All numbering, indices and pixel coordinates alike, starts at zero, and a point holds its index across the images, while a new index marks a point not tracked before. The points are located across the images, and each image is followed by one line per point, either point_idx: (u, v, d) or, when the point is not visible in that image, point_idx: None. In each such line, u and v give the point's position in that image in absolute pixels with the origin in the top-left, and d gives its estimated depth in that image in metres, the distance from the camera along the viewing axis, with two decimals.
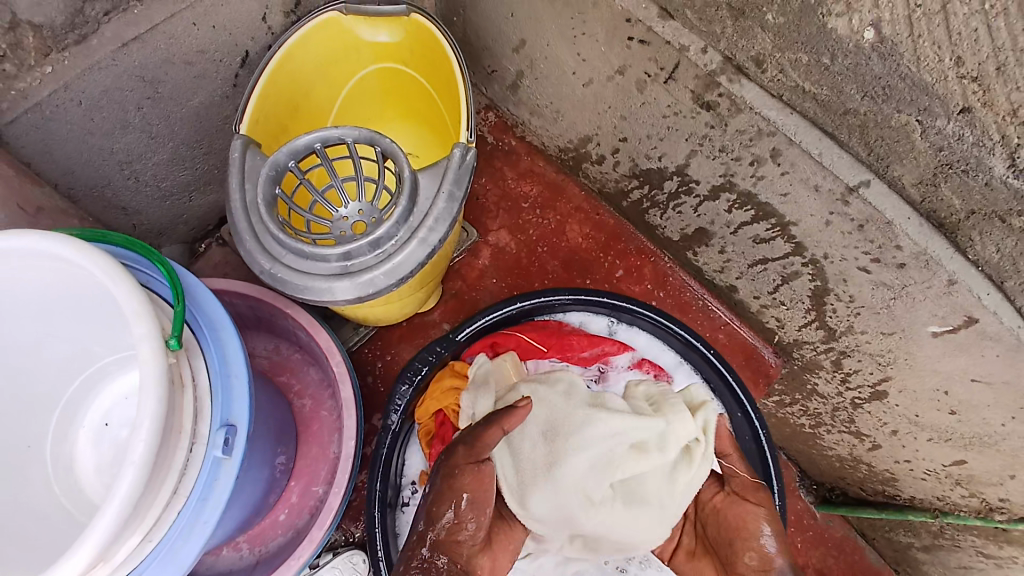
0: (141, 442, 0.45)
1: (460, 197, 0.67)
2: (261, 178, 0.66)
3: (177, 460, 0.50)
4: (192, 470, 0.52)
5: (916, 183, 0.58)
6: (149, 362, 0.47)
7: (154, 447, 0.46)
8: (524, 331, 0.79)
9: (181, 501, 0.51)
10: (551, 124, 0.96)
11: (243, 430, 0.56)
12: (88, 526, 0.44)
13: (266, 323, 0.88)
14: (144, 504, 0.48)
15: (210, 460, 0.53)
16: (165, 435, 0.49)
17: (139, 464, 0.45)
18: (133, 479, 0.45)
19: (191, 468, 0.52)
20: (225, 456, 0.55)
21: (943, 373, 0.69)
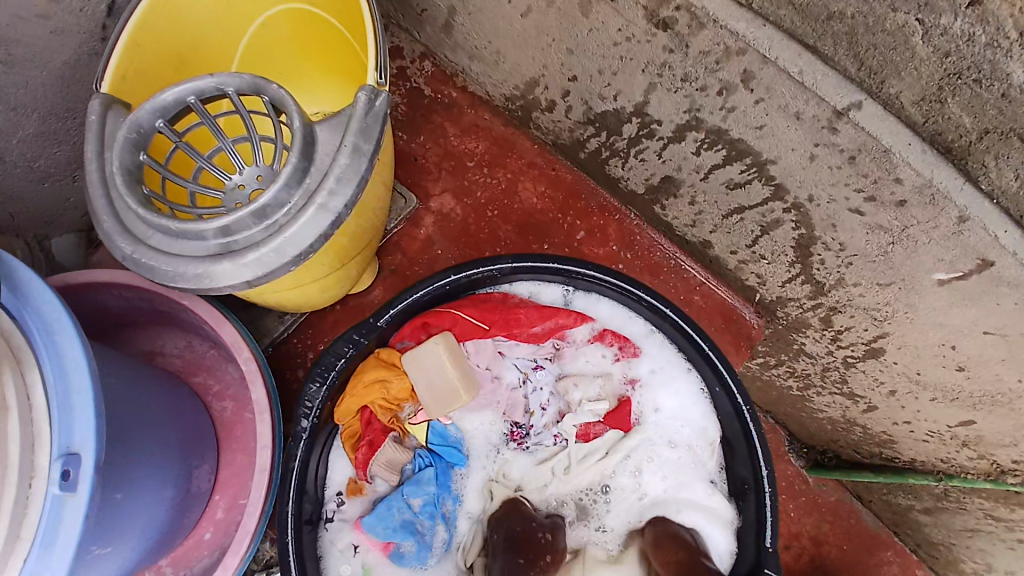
0: None
1: (367, 152, 0.54)
2: (119, 142, 0.53)
3: (1, 503, 0.40)
4: (29, 512, 0.42)
5: (917, 101, 0.48)
6: None
7: None
8: (462, 308, 0.68)
9: (17, 552, 0.41)
10: (493, 69, 0.84)
11: (97, 456, 0.45)
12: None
13: (170, 317, 0.76)
14: None
15: (51, 497, 0.43)
16: None
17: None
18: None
19: (24, 510, 0.42)
20: (69, 495, 0.43)
21: (948, 326, 0.59)
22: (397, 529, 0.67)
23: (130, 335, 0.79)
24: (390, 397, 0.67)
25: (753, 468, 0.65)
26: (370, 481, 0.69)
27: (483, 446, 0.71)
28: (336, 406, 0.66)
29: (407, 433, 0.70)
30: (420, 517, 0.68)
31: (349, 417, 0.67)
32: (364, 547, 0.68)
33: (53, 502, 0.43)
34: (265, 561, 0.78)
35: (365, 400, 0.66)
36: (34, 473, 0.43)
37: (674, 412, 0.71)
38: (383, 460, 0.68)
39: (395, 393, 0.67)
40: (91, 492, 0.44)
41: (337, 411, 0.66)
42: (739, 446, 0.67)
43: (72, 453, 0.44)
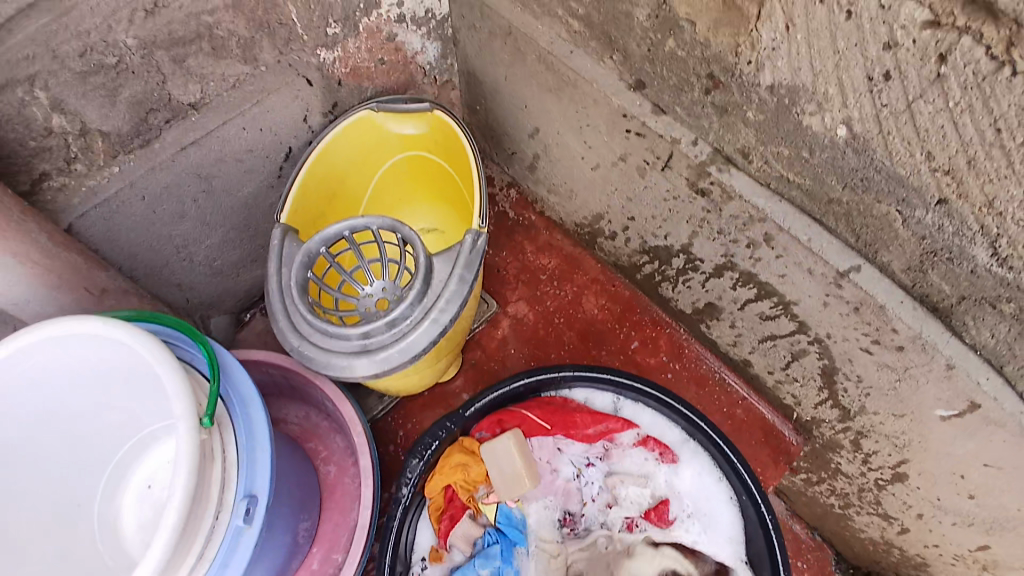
0: (173, 511, 0.52)
1: (470, 280, 0.74)
2: (296, 264, 0.74)
3: (202, 528, 0.56)
4: (216, 536, 0.58)
5: (905, 269, 0.59)
6: (184, 438, 0.55)
7: (183, 516, 0.53)
8: (528, 409, 0.81)
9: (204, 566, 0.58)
10: (566, 202, 1.01)
11: (265, 500, 0.63)
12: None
13: (298, 391, 0.95)
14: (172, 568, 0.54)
15: (233, 528, 0.60)
16: (193, 503, 0.56)
17: (171, 529, 0.52)
18: (163, 546, 0.51)
19: (215, 535, 0.58)
20: (245, 525, 0.61)
21: (956, 456, 0.67)
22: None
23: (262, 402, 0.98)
24: (468, 479, 0.78)
25: (775, 574, 0.73)
26: (448, 549, 0.80)
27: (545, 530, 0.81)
28: (426, 480, 0.79)
29: (480, 512, 0.80)
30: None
31: (435, 491, 0.79)
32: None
33: (233, 531, 0.60)
34: None
35: (451, 479, 0.78)
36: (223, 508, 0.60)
37: (707, 517, 0.78)
38: (460, 533, 0.79)
39: (473, 475, 0.78)
40: (258, 526, 0.62)
41: (426, 486, 0.79)
42: (762, 555, 0.74)
43: (250, 496, 0.62)
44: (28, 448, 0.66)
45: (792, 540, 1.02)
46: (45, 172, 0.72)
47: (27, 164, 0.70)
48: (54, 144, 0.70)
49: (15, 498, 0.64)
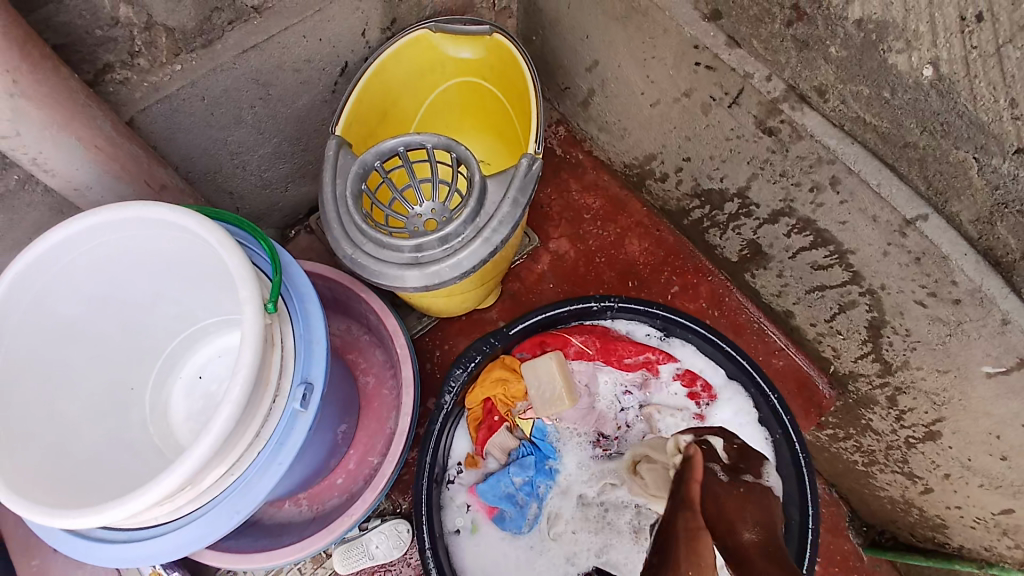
0: (237, 387, 0.55)
1: (522, 204, 0.74)
2: (351, 174, 0.76)
3: (262, 409, 0.60)
4: (273, 418, 0.62)
5: (973, 220, 0.59)
6: (251, 321, 0.57)
7: (246, 393, 0.55)
8: (572, 335, 0.86)
9: (260, 445, 0.61)
10: (618, 140, 1.00)
11: (319, 389, 0.65)
12: (186, 451, 0.54)
13: (341, 304, 0.98)
14: (231, 442, 0.57)
15: (289, 411, 0.63)
16: (256, 384, 0.58)
17: (234, 404, 0.55)
18: (226, 417, 0.54)
19: (272, 416, 0.62)
20: (301, 410, 0.64)
21: (995, 416, 0.68)
22: (502, 497, 0.83)
23: None
24: (508, 394, 0.84)
25: (801, 507, 0.75)
26: (484, 458, 0.86)
27: (575, 451, 0.86)
28: (467, 392, 0.85)
29: (517, 426, 0.86)
30: (520, 492, 0.83)
31: (475, 402, 0.85)
32: (475, 508, 0.85)
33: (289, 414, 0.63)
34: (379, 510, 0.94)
35: (491, 392, 0.84)
36: (281, 393, 0.63)
37: None
38: (497, 442, 0.85)
39: (512, 391, 0.84)
40: (313, 413, 0.65)
41: (467, 397, 0.85)
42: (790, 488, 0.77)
43: (306, 384, 0.64)
44: (93, 332, 0.69)
45: None
46: (109, 64, 0.72)
47: (91, 53, 0.71)
48: (119, 35, 0.71)
49: (86, 376, 0.68)
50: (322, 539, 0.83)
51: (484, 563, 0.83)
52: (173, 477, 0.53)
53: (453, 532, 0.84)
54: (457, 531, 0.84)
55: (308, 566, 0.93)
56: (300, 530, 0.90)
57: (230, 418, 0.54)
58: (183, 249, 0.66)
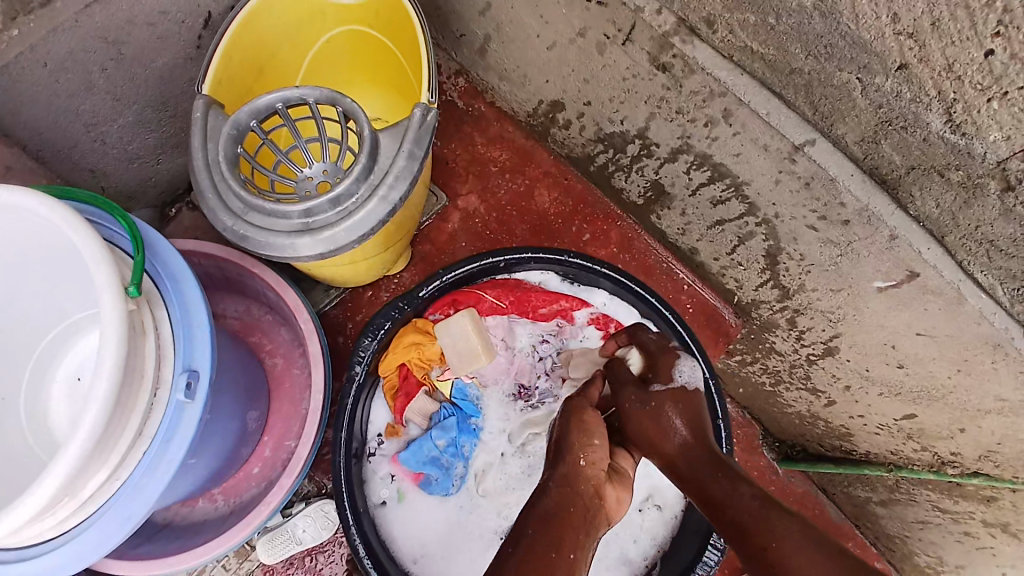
0: (104, 383, 0.49)
1: (420, 156, 0.68)
2: (224, 136, 0.69)
3: (140, 403, 0.54)
4: (156, 413, 0.56)
5: (858, 141, 0.60)
6: (111, 307, 0.51)
7: (116, 388, 0.49)
8: (485, 291, 0.83)
9: (144, 443, 0.56)
10: (519, 89, 0.97)
11: (207, 375, 0.60)
12: (54, 458, 0.48)
13: (235, 283, 0.90)
14: (109, 443, 0.52)
15: (173, 403, 0.57)
16: (128, 377, 0.52)
17: (103, 402, 0.48)
18: (95, 416, 0.48)
19: (154, 410, 0.56)
20: (188, 400, 0.58)
21: (888, 327, 0.72)
22: (426, 462, 0.81)
23: None
24: (423, 357, 0.81)
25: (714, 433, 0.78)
26: (405, 426, 0.83)
27: (498, 408, 0.85)
28: (380, 359, 0.81)
29: (436, 389, 0.84)
30: (445, 455, 0.81)
31: (390, 370, 0.82)
32: (399, 477, 0.82)
33: (174, 405, 0.57)
34: (303, 494, 0.90)
35: (405, 357, 0.81)
36: (161, 383, 0.57)
37: None
38: (416, 409, 0.82)
39: (428, 354, 0.81)
40: (201, 402, 0.59)
41: (381, 366, 0.81)
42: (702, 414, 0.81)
43: (190, 370, 0.59)
44: None
45: None
46: None
47: None
48: None
49: None
50: (241, 531, 0.77)
51: (417, 529, 0.82)
52: (45, 488, 0.47)
53: (379, 504, 0.81)
54: (383, 502, 0.82)
55: (233, 561, 0.89)
56: (215, 526, 0.84)
57: (100, 418, 0.48)
58: (29, 229, 0.58)
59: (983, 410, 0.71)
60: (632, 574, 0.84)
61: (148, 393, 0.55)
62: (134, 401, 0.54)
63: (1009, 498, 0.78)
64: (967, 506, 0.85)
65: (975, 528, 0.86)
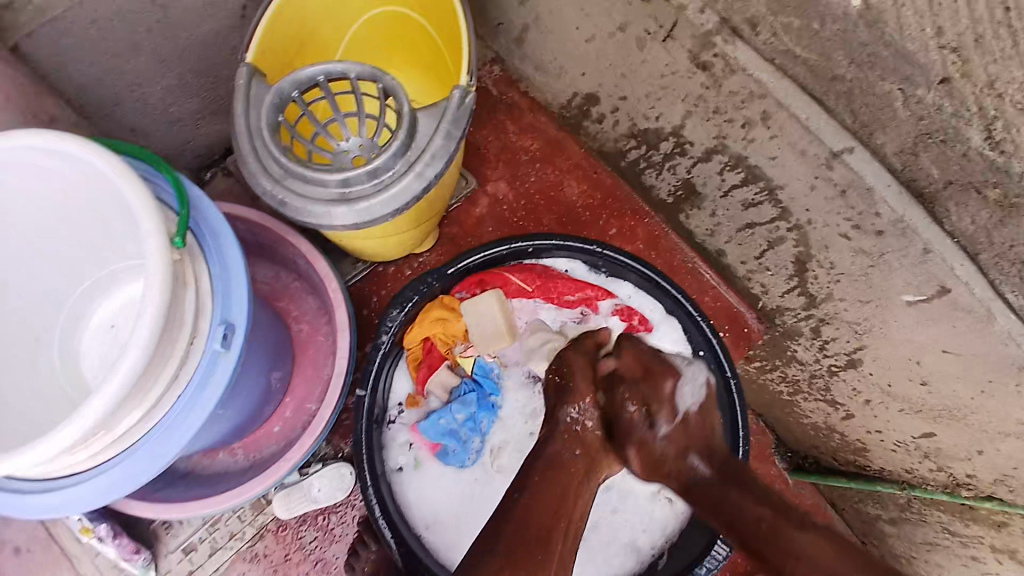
0: (145, 327, 0.50)
1: (456, 137, 0.68)
2: (266, 104, 0.69)
3: (178, 351, 0.55)
4: (192, 361, 0.57)
5: (897, 151, 0.59)
6: (155, 254, 0.52)
7: (157, 332, 0.50)
8: (512, 273, 0.84)
9: (179, 391, 0.56)
10: (553, 79, 0.96)
11: (243, 330, 0.60)
12: (94, 395, 0.49)
13: (267, 249, 0.91)
14: (145, 386, 0.53)
15: (209, 353, 0.58)
16: (168, 324, 0.53)
17: (143, 344, 0.49)
18: (136, 358, 0.49)
19: (190, 359, 0.57)
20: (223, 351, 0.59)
21: (915, 342, 0.70)
22: (444, 433, 0.82)
23: None
24: (447, 332, 0.82)
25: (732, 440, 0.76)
26: (425, 397, 0.84)
27: (519, 385, 0.85)
28: (405, 332, 0.82)
29: (458, 363, 0.84)
30: (463, 428, 0.82)
31: (414, 342, 0.83)
32: (418, 445, 0.83)
33: (209, 356, 0.58)
34: (322, 454, 0.90)
35: (430, 331, 0.81)
36: (199, 334, 0.58)
37: None
38: (438, 381, 0.83)
39: (452, 329, 0.82)
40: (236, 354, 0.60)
41: (406, 338, 0.82)
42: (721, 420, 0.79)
43: (226, 323, 0.59)
44: None
45: None
46: None
47: None
48: None
49: None
50: (262, 484, 0.79)
51: (430, 496, 0.82)
52: (84, 423, 0.48)
53: (396, 470, 0.83)
54: (399, 468, 0.83)
55: (248, 513, 0.89)
56: (236, 478, 0.85)
57: (140, 361, 0.49)
58: (73, 178, 0.58)
59: (1003, 433, 0.69)
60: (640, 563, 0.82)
61: (187, 343, 0.56)
62: (173, 350, 0.55)
63: (1020, 524, 0.77)
64: (977, 529, 0.84)
65: (982, 553, 0.85)
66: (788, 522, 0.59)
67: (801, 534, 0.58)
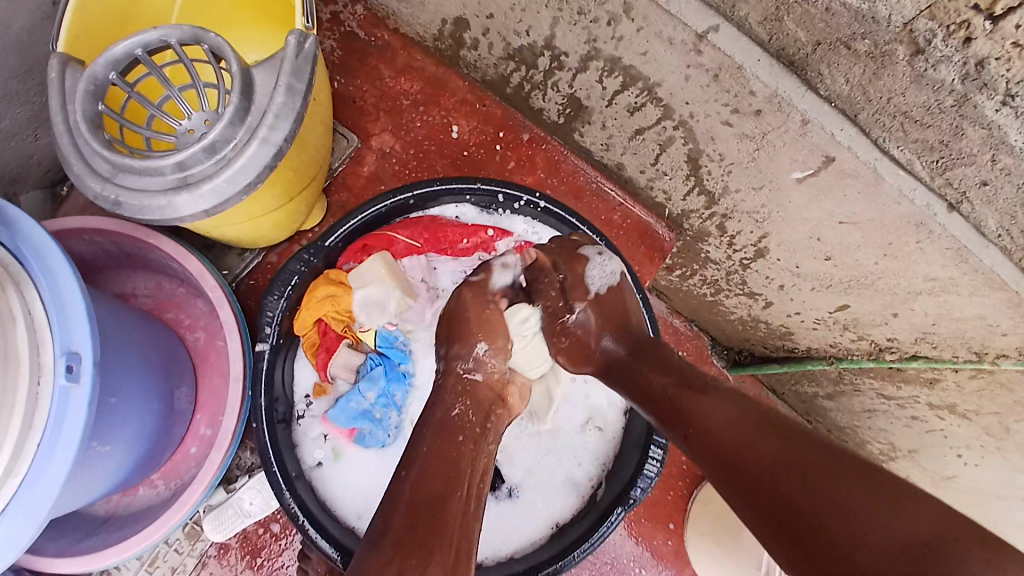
0: None
1: (301, 90, 0.63)
2: (80, 94, 0.62)
3: (17, 394, 0.53)
4: (41, 402, 0.55)
5: (762, 21, 0.56)
6: None
7: None
8: (397, 232, 0.83)
9: (36, 435, 0.54)
10: (419, 10, 0.89)
11: (90, 356, 0.57)
12: None
13: (137, 259, 0.86)
14: None
15: (56, 390, 0.55)
16: None
17: None
18: None
19: (38, 399, 0.54)
20: (72, 385, 0.56)
21: (813, 220, 0.70)
22: (355, 417, 0.81)
23: (102, 277, 0.89)
24: (340, 309, 0.80)
25: None
26: (332, 382, 0.83)
27: (424, 351, 0.85)
28: (294, 318, 0.79)
29: (360, 341, 0.84)
30: (376, 406, 0.82)
31: (307, 328, 0.81)
32: (333, 435, 0.83)
33: (58, 392, 0.55)
34: (247, 465, 0.90)
35: (321, 313, 0.79)
36: (42, 371, 0.55)
37: None
38: (340, 362, 0.82)
39: (344, 306, 0.80)
40: (89, 384, 0.57)
41: (296, 324, 0.80)
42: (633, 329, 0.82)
43: (69, 353, 0.56)
44: None
45: (673, 334, 1.06)
46: None
47: None
48: None
49: None
50: (178, 511, 0.77)
51: (353, 483, 0.83)
52: None
53: (315, 466, 0.82)
54: (319, 463, 0.82)
55: (185, 544, 0.89)
56: (156, 509, 0.83)
57: None
58: None
59: (914, 292, 0.70)
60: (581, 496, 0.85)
61: (28, 383, 0.54)
62: (8, 394, 0.53)
63: (952, 378, 0.78)
64: (911, 390, 0.86)
65: (920, 412, 0.88)
66: (689, 389, 0.59)
67: (703, 397, 0.57)
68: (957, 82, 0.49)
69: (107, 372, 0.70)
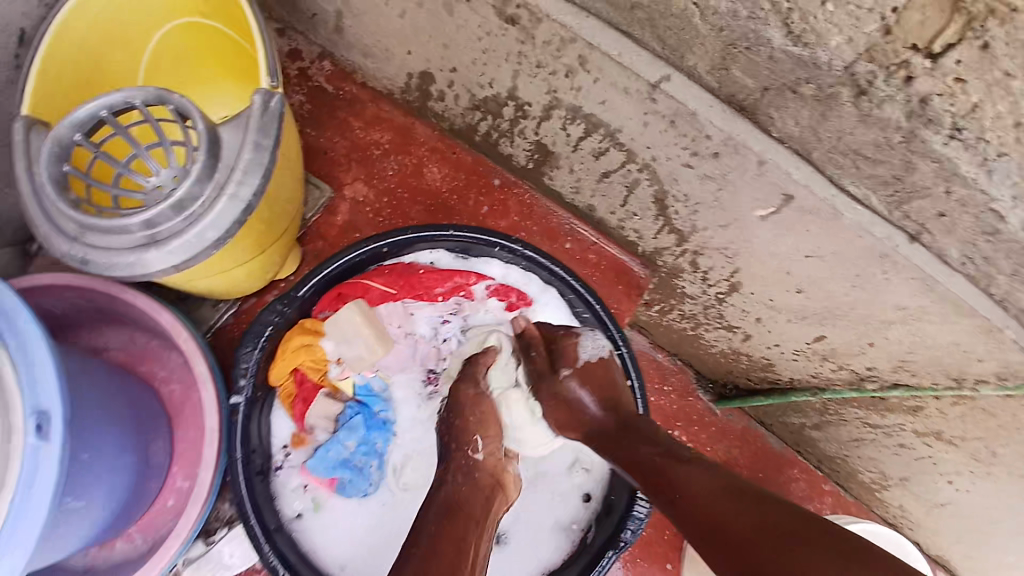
0: None
1: (267, 146, 0.65)
2: (45, 156, 0.62)
3: None
4: (11, 463, 0.53)
5: (710, 69, 0.57)
6: None
7: None
8: (372, 280, 0.83)
9: (5, 498, 0.53)
10: (386, 65, 0.92)
11: (61, 414, 0.57)
12: None
13: (108, 314, 0.86)
14: None
15: (27, 449, 0.54)
16: None
17: None
18: None
19: (8, 460, 0.53)
20: (42, 444, 0.55)
21: (780, 254, 0.71)
22: (336, 466, 0.80)
23: (74, 333, 0.89)
24: (315, 359, 0.81)
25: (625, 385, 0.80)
26: (311, 433, 0.83)
27: (403, 394, 0.85)
28: (268, 370, 0.80)
29: (339, 389, 0.83)
30: (356, 455, 0.81)
31: (283, 377, 0.81)
32: (312, 486, 0.82)
33: (29, 452, 0.54)
34: (226, 517, 0.87)
35: (297, 362, 0.80)
36: (11, 431, 0.54)
37: None
38: (319, 413, 0.82)
39: (319, 355, 0.80)
40: (60, 442, 0.57)
41: (271, 374, 0.80)
42: None
43: (40, 412, 0.56)
44: None
45: (656, 369, 1.06)
46: None
47: None
48: None
49: None
50: (157, 563, 0.76)
51: (334, 534, 0.82)
52: None
53: (295, 517, 0.81)
54: (299, 514, 0.81)
55: None
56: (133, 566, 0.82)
57: None
58: None
59: (885, 322, 0.71)
60: (570, 540, 0.83)
61: None
62: None
63: (934, 406, 0.78)
64: (895, 418, 0.86)
65: (907, 439, 0.88)
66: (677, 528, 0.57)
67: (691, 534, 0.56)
68: (903, 120, 0.50)
69: (79, 430, 0.69)
